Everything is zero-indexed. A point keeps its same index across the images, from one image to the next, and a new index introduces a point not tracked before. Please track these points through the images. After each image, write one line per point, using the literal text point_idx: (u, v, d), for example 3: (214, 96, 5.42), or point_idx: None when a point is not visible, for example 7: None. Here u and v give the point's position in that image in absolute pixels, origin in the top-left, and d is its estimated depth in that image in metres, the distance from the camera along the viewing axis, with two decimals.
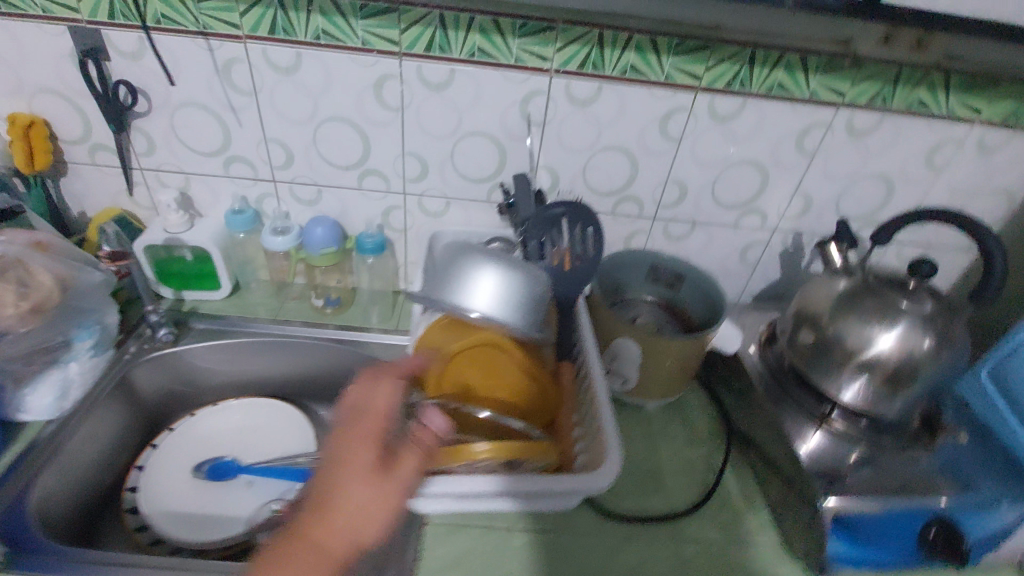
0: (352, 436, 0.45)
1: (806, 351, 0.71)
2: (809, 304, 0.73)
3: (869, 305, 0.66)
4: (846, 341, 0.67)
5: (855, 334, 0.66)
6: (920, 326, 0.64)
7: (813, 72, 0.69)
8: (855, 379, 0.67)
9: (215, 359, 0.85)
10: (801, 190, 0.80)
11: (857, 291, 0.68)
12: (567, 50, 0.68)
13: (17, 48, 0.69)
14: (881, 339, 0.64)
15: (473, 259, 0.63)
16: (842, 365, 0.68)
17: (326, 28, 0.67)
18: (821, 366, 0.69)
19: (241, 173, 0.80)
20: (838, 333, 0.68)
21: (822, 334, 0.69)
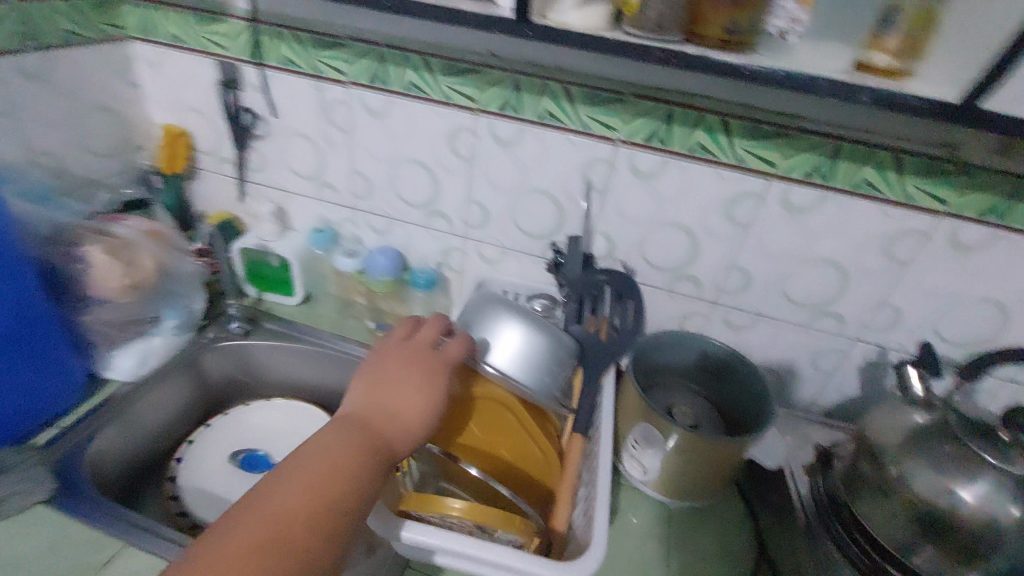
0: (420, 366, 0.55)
1: (860, 487, 0.61)
2: (871, 432, 0.61)
3: (946, 448, 0.55)
4: (913, 488, 0.55)
5: (925, 484, 0.54)
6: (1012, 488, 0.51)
7: (908, 174, 0.62)
8: (918, 537, 0.55)
9: (274, 358, 0.93)
10: (888, 301, 0.71)
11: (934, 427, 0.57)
12: (635, 122, 0.68)
13: (181, 75, 0.85)
14: (957, 494, 0.52)
15: (501, 312, 0.63)
16: (902, 516, 0.56)
17: (416, 82, 0.74)
18: (879, 512, 0.58)
19: (329, 198, 0.89)
20: (903, 476, 0.56)
21: (884, 473, 0.58)
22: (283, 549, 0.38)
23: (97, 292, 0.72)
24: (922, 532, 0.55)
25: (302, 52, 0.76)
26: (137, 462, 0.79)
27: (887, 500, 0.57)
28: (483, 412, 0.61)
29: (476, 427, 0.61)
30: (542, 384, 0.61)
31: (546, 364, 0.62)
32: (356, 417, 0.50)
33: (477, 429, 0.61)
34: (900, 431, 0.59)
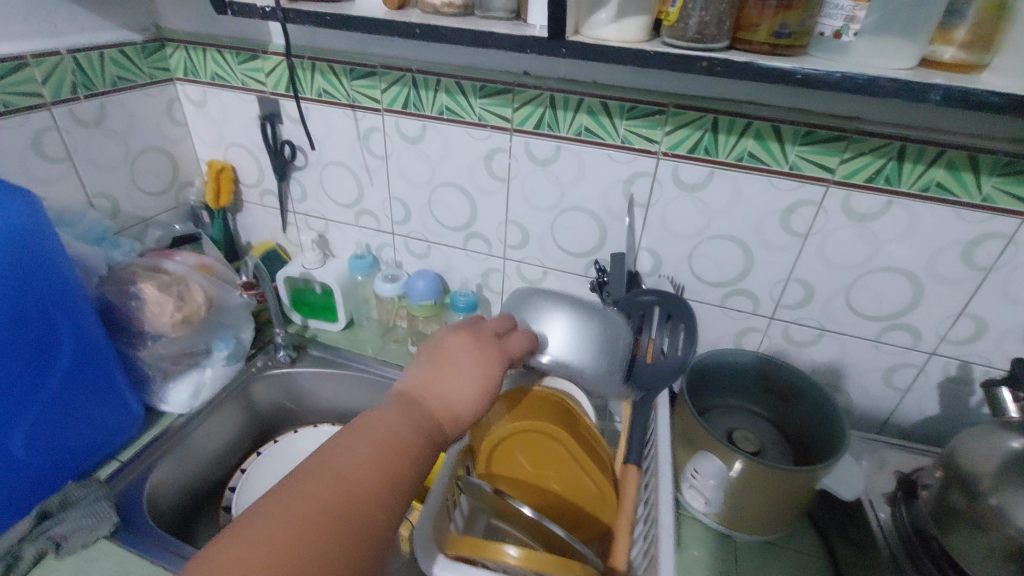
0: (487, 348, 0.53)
1: (950, 520, 0.55)
2: (964, 460, 0.56)
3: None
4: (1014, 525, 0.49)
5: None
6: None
7: (986, 173, 0.57)
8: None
9: (321, 384, 0.93)
10: (967, 311, 0.65)
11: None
12: (677, 133, 0.65)
13: (224, 112, 0.87)
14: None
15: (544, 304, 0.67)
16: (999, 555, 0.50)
17: (449, 105, 0.73)
18: (976, 548, 0.52)
19: (368, 224, 0.90)
20: (1001, 509, 0.50)
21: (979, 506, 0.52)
22: (353, 521, 0.36)
23: (152, 328, 0.74)
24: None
25: (337, 83, 0.77)
26: (192, 491, 0.81)
27: (985, 536, 0.51)
28: (531, 444, 0.58)
29: (526, 462, 0.59)
30: (604, 366, 0.64)
31: (602, 347, 0.65)
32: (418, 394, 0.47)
33: (527, 463, 0.59)
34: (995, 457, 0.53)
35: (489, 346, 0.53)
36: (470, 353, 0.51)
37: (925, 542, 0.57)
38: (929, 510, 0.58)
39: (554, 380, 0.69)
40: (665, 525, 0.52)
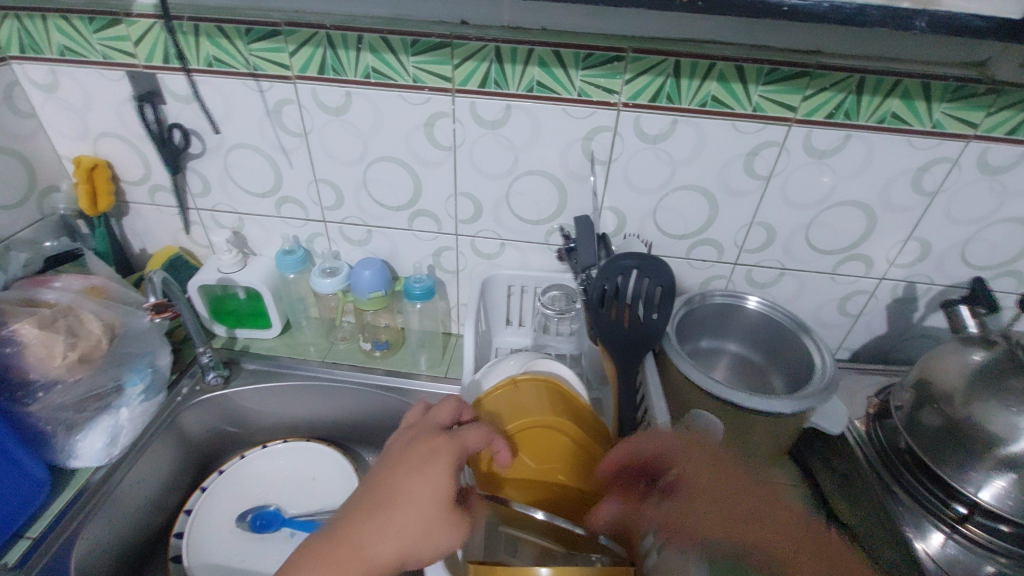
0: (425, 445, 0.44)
1: (933, 438, 0.56)
2: (934, 377, 0.58)
3: (1016, 383, 0.52)
4: (984, 428, 0.52)
5: (995, 421, 0.51)
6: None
7: (938, 100, 0.58)
8: (997, 476, 0.52)
9: (264, 401, 0.82)
10: (917, 234, 0.68)
11: (1001, 368, 0.53)
12: (638, 81, 0.60)
13: (84, 95, 0.71)
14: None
15: (751, 371, 0.71)
16: (975, 459, 0.53)
17: (376, 65, 0.63)
18: (963, 463, 0.53)
19: (292, 214, 0.78)
20: (972, 417, 0.53)
21: (953, 417, 0.54)
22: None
23: (40, 375, 0.62)
24: (1003, 471, 0.51)
25: (231, 48, 0.64)
26: (130, 545, 0.70)
27: (964, 443, 0.53)
28: (532, 438, 0.55)
29: (530, 458, 0.54)
30: (715, 305, 0.70)
31: (711, 315, 0.70)
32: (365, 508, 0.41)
33: (531, 459, 0.54)
34: (964, 372, 0.55)
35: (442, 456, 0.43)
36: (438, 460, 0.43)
37: (901, 454, 0.60)
38: (904, 427, 0.60)
39: (542, 362, 0.61)
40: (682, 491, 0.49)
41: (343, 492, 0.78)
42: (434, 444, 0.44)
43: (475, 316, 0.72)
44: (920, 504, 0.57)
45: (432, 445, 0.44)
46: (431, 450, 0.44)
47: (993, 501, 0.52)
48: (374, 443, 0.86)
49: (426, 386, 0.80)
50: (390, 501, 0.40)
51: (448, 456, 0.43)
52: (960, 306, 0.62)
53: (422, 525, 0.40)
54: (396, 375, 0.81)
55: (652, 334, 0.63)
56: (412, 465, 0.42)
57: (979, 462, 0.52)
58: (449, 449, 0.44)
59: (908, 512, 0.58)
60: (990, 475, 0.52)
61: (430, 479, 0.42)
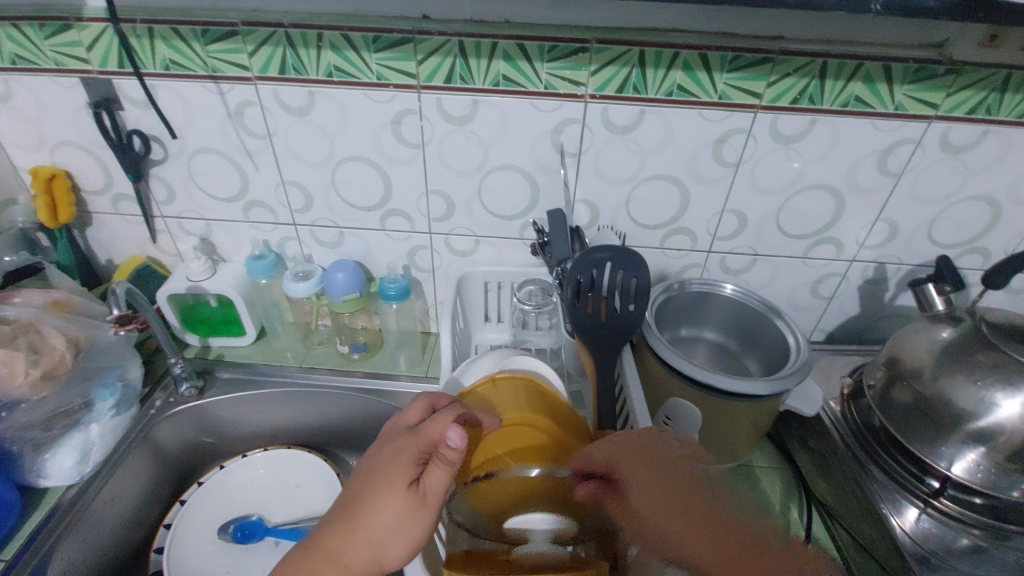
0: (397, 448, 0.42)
1: (903, 415, 0.57)
2: (904, 356, 0.59)
3: (982, 358, 0.52)
4: (952, 403, 0.53)
5: (962, 396, 0.52)
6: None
7: (898, 82, 0.58)
8: (965, 450, 0.53)
9: (241, 409, 0.81)
10: (884, 215, 0.69)
11: (967, 344, 0.54)
12: (603, 72, 0.60)
13: (36, 104, 0.68)
14: (1002, 406, 0.50)
15: (728, 357, 0.71)
16: (944, 434, 0.54)
17: (338, 64, 0.62)
18: (933, 439, 0.55)
19: (261, 218, 0.77)
20: (941, 393, 0.54)
21: (923, 394, 0.55)
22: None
23: (2, 395, 0.60)
24: (971, 445, 0.52)
25: (188, 50, 0.62)
26: (109, 562, 0.68)
27: (933, 419, 0.54)
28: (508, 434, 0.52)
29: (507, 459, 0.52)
30: (689, 294, 0.70)
31: (686, 304, 0.71)
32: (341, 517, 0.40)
33: (509, 460, 0.52)
34: (932, 349, 0.56)
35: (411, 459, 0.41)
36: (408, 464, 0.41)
37: (876, 432, 0.61)
38: (876, 405, 0.61)
39: (519, 359, 0.61)
40: None
41: (326, 497, 0.77)
42: (398, 442, 0.42)
43: (451, 314, 0.72)
44: (895, 479, 0.59)
45: (402, 446, 0.42)
46: (395, 449, 0.42)
47: (965, 475, 0.53)
48: (356, 447, 0.85)
49: (407, 386, 0.79)
50: (359, 508, 0.40)
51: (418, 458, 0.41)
52: (927, 285, 0.63)
53: (390, 525, 0.39)
54: (375, 378, 0.80)
55: (628, 327, 0.63)
56: (377, 467, 0.41)
57: (949, 437, 0.53)
58: (412, 442, 0.42)
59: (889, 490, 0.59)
60: (960, 450, 0.53)
61: (392, 479, 0.40)
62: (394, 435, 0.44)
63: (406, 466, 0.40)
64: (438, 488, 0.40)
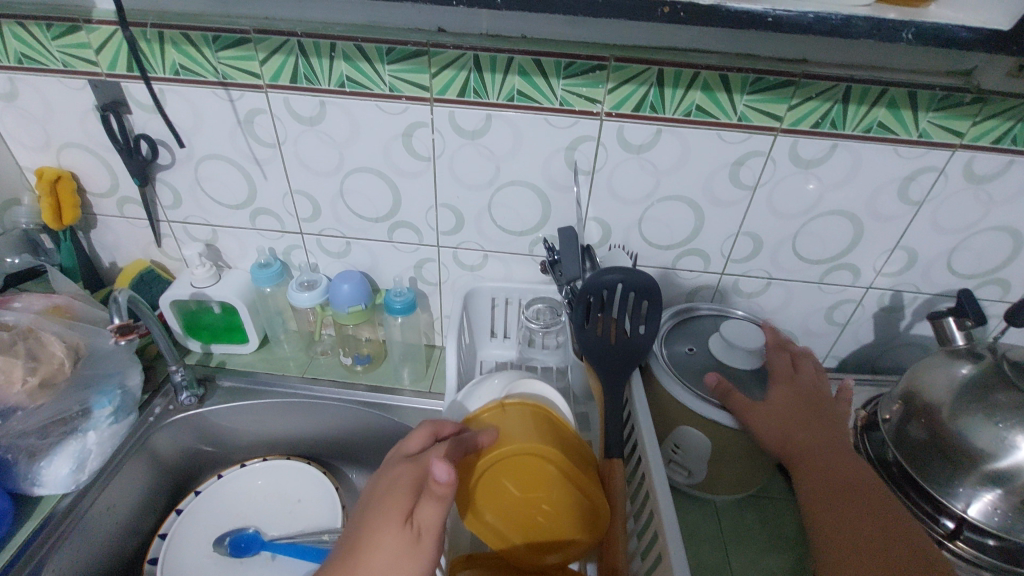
0: (390, 480, 0.41)
1: (914, 450, 0.56)
2: (922, 390, 0.57)
3: (1004, 399, 0.51)
4: (971, 442, 0.51)
5: (985, 435, 0.50)
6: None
7: (924, 109, 0.57)
8: (985, 492, 0.51)
9: (241, 419, 0.80)
10: (903, 243, 0.67)
11: (988, 382, 0.52)
12: (620, 91, 0.59)
13: (44, 105, 0.67)
14: (1021, 447, 0.48)
15: None
16: (964, 473, 0.52)
17: (351, 74, 0.61)
18: (949, 476, 0.52)
19: (268, 226, 0.76)
20: (960, 431, 0.52)
21: (941, 431, 0.53)
22: None
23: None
24: (988, 487, 0.50)
25: (198, 56, 0.61)
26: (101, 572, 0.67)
27: (949, 457, 0.53)
28: (512, 464, 0.48)
29: (512, 485, 0.49)
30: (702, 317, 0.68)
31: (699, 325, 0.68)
32: (341, 553, 0.38)
33: (515, 487, 0.49)
34: (951, 385, 0.55)
35: (407, 489, 0.39)
36: (402, 493, 0.39)
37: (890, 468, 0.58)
38: (892, 441, 0.58)
39: (527, 384, 0.57)
40: (668, 516, 0.48)
41: (324, 511, 0.76)
42: (395, 474, 0.41)
43: (456, 330, 0.70)
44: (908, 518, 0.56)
45: (394, 473, 0.41)
46: (392, 481, 0.40)
47: (981, 518, 0.51)
48: (357, 460, 0.84)
49: (410, 401, 0.78)
50: (356, 545, 0.38)
51: (412, 488, 0.39)
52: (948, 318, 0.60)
53: (385, 563, 0.37)
54: (378, 391, 0.79)
55: (640, 351, 0.62)
56: (375, 500, 0.40)
57: (963, 477, 0.52)
58: (409, 475, 0.40)
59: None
60: (977, 493, 0.51)
61: (387, 510, 0.38)
62: (392, 465, 0.42)
63: (402, 499, 0.38)
64: (432, 523, 0.37)
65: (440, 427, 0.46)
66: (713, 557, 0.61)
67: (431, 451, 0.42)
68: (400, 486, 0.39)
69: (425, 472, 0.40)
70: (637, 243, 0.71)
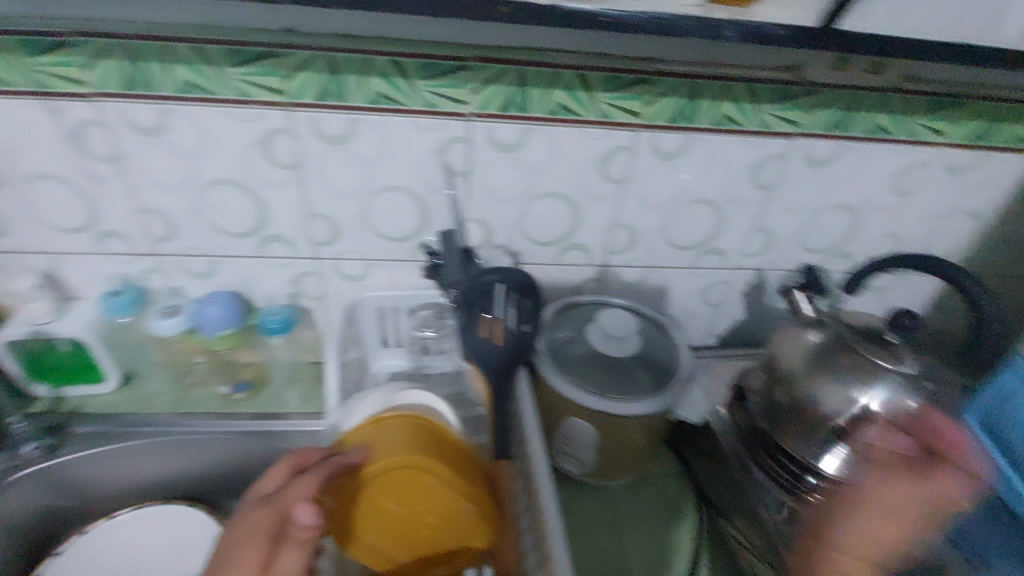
0: (246, 530, 0.40)
1: (779, 415, 0.60)
2: (778, 358, 0.62)
3: (848, 362, 0.55)
4: (823, 405, 0.56)
5: (832, 397, 0.55)
6: (906, 386, 0.54)
7: (763, 102, 0.62)
8: (836, 448, 0.57)
9: (103, 466, 0.71)
10: (760, 226, 0.73)
11: (832, 347, 0.57)
12: (485, 91, 0.58)
13: None
14: (860, 402, 0.54)
15: None
16: (819, 433, 0.57)
17: (193, 79, 0.56)
18: (805, 435, 0.58)
19: (117, 249, 0.68)
20: (812, 395, 0.57)
21: (798, 396, 0.58)
22: None
23: None
24: (839, 441, 0.56)
25: (5, 62, 0.54)
26: None
27: (806, 420, 0.58)
28: (388, 480, 0.48)
29: (392, 503, 0.49)
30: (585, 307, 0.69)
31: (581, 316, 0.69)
32: None
33: (394, 505, 0.49)
34: (802, 352, 0.59)
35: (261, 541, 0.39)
36: (257, 547, 0.39)
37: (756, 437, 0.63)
38: (760, 411, 0.63)
39: (406, 395, 0.55)
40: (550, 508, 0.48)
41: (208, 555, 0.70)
42: (252, 521, 0.40)
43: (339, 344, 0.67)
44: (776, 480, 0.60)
45: (250, 521, 0.40)
46: (247, 529, 0.40)
47: (836, 471, 0.57)
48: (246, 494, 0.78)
49: (299, 424, 0.73)
50: None
51: (266, 537, 0.39)
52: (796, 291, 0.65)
53: None
54: (262, 418, 0.74)
55: (525, 351, 0.61)
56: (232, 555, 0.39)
57: (819, 435, 0.57)
58: (264, 522, 0.40)
59: (779, 495, 0.60)
60: (833, 449, 0.57)
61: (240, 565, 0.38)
62: (250, 509, 0.42)
63: (256, 552, 0.38)
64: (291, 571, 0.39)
65: (303, 458, 0.45)
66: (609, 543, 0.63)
67: (286, 493, 0.41)
68: (256, 536, 0.39)
69: (281, 515, 0.40)
70: (521, 242, 0.71)
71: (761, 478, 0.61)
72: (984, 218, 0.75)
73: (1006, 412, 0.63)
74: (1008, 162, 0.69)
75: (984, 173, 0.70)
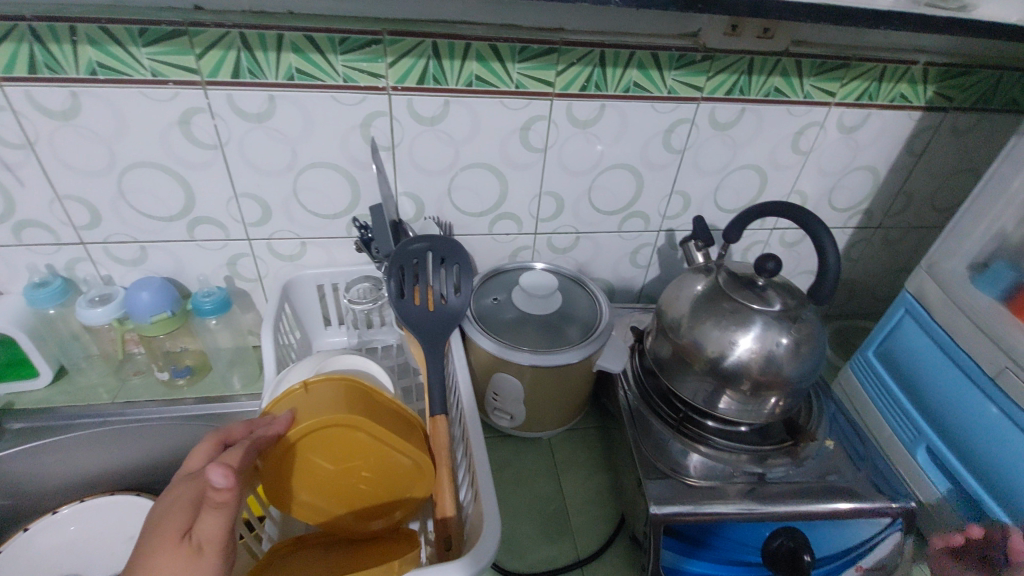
0: (168, 504, 0.39)
1: (667, 365, 0.65)
2: (667, 308, 0.66)
3: (726, 306, 0.60)
4: (705, 348, 0.60)
5: (713, 340, 0.59)
6: (778, 324, 0.58)
7: (667, 68, 0.66)
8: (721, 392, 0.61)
9: (43, 461, 0.71)
10: (677, 188, 0.77)
11: (712, 294, 0.61)
12: (401, 64, 0.60)
13: None
14: (740, 345, 0.58)
15: None
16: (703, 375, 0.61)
17: (101, 60, 0.55)
18: (686, 377, 0.63)
19: (39, 240, 0.67)
20: (696, 341, 0.60)
21: (681, 344, 0.62)
22: None
23: None
24: (723, 384, 0.60)
25: None
26: None
27: (693, 366, 0.61)
28: (321, 440, 0.49)
29: (325, 462, 0.50)
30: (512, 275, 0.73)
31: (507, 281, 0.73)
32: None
33: (327, 464, 0.50)
34: (690, 301, 0.63)
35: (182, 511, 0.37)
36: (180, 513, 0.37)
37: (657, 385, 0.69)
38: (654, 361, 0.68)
39: (337, 359, 0.60)
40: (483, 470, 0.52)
41: None
42: (174, 494, 0.39)
43: (275, 322, 0.68)
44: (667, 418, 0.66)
45: (172, 496, 0.39)
46: (169, 503, 0.39)
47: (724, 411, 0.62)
48: None
49: (245, 404, 0.74)
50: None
51: (190, 504, 0.38)
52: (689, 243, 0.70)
53: None
54: (207, 401, 0.74)
55: (455, 315, 0.64)
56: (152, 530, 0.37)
57: (707, 380, 0.61)
58: (187, 493, 0.39)
59: (674, 441, 0.63)
60: (718, 393, 0.61)
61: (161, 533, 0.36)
62: (171, 486, 0.40)
63: (178, 520, 0.37)
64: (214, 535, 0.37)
65: (229, 433, 0.45)
66: (548, 489, 0.67)
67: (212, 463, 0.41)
68: (177, 507, 0.38)
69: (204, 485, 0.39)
70: (452, 212, 0.74)
71: (658, 427, 0.65)
72: (878, 171, 0.81)
73: (895, 340, 0.70)
74: (893, 118, 0.75)
75: (875, 128, 0.76)
